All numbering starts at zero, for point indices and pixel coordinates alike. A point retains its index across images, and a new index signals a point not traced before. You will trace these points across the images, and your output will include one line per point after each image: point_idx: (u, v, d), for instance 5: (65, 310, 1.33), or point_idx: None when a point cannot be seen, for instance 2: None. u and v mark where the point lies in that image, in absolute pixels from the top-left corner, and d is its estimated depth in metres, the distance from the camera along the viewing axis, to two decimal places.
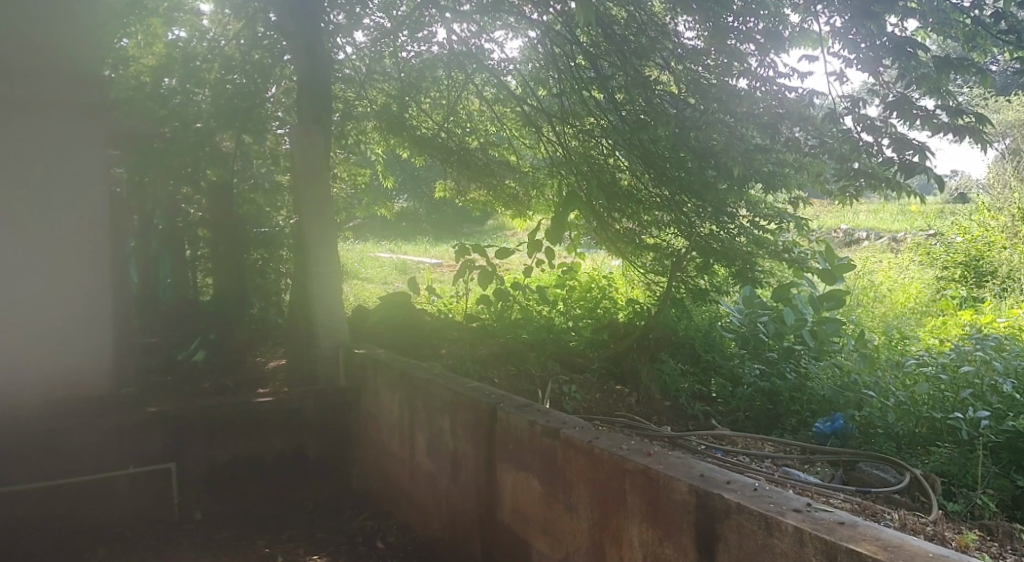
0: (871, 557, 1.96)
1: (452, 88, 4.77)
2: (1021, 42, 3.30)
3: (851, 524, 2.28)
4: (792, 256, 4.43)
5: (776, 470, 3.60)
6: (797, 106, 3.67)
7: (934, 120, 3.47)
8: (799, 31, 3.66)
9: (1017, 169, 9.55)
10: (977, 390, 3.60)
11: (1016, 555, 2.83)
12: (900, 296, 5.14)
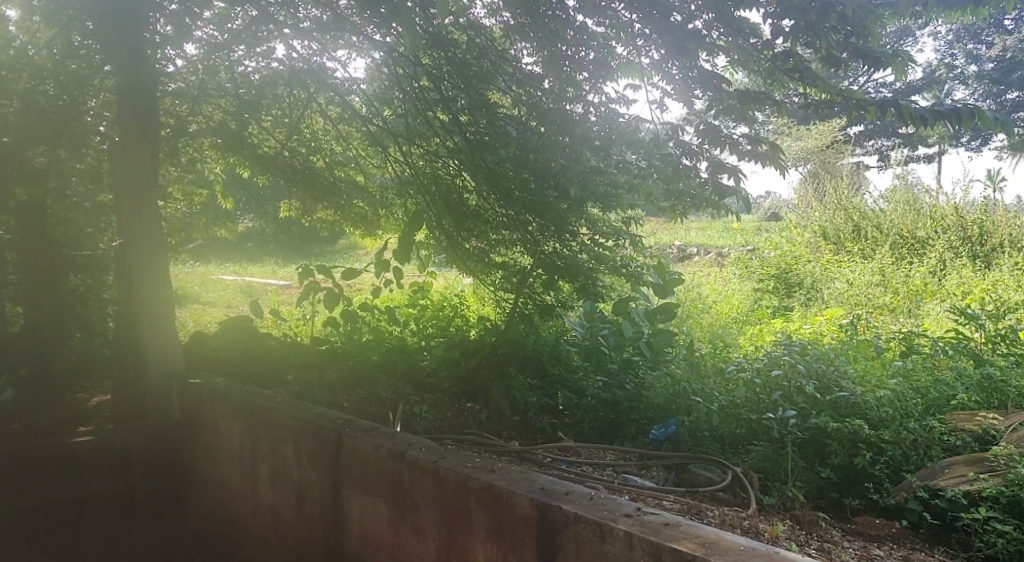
0: (692, 554, 2.15)
1: (295, 105, 4.60)
2: (805, 79, 3.73)
3: (674, 524, 2.48)
4: (628, 270, 4.67)
5: (615, 477, 3.76)
6: (628, 130, 3.93)
7: (740, 147, 3.93)
8: (625, 63, 3.98)
9: (818, 191, 10.70)
10: (786, 390, 3.93)
11: (819, 541, 3.09)
12: (723, 306, 5.56)
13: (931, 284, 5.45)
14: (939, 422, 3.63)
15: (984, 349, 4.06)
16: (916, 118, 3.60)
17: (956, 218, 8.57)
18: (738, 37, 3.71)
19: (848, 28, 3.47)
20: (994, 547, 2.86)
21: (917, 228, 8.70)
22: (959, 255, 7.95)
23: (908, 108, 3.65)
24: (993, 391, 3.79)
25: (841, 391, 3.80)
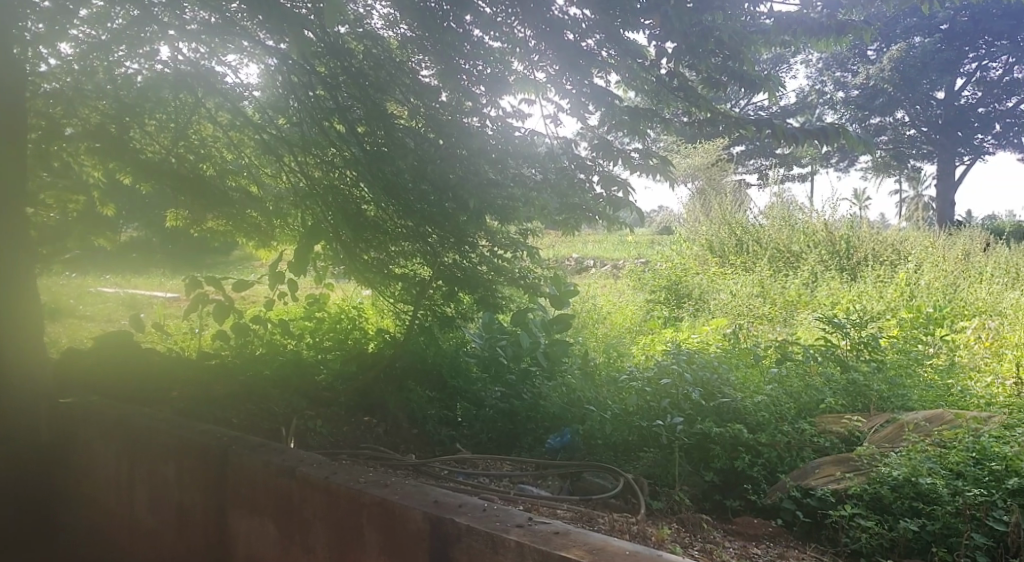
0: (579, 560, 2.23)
1: (181, 112, 4.25)
2: (687, 98, 3.99)
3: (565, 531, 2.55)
4: (527, 281, 4.77)
5: (511, 487, 3.78)
6: (524, 144, 4.05)
7: (631, 161, 4.11)
8: (523, 77, 4.02)
9: (706, 206, 11.20)
10: (674, 398, 4.06)
11: (703, 542, 3.22)
12: (615, 316, 5.69)
13: (804, 295, 5.81)
14: (811, 425, 3.87)
15: (849, 356, 4.35)
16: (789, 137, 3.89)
17: (828, 233, 9.20)
18: (627, 57, 3.85)
19: (727, 52, 3.69)
20: (858, 541, 3.07)
21: (794, 243, 9.25)
22: (830, 267, 8.50)
23: (781, 128, 3.91)
24: (856, 394, 4.08)
25: (723, 397, 3.99)
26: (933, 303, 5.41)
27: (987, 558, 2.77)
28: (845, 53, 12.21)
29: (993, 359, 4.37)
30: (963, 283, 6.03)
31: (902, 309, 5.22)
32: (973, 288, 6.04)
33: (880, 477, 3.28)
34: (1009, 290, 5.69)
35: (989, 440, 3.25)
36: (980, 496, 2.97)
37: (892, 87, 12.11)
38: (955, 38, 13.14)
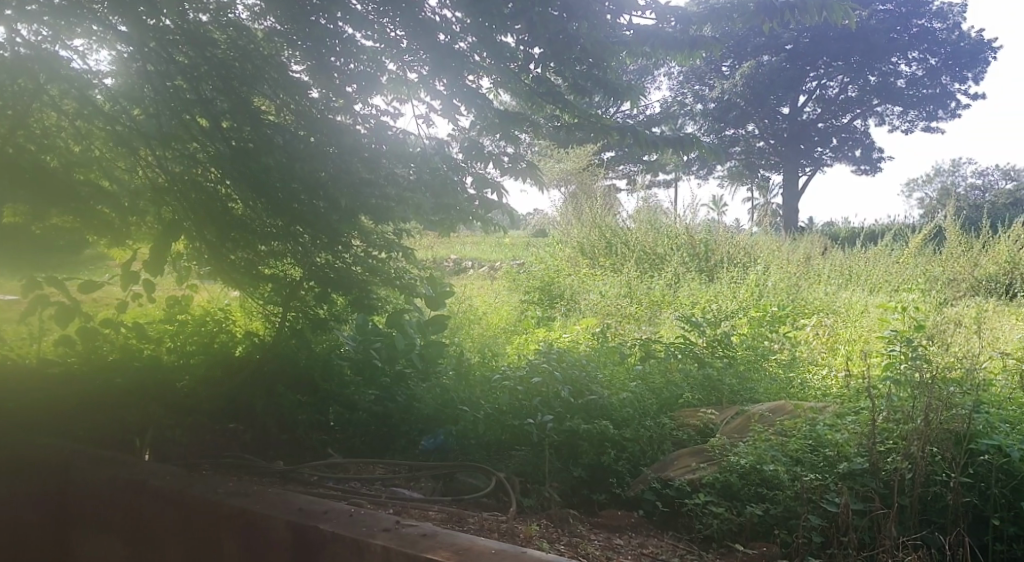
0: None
1: (18, 95, 3.56)
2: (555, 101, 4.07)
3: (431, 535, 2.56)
4: (403, 281, 4.74)
5: (385, 490, 3.73)
6: (396, 144, 4.06)
7: (503, 164, 4.30)
8: (395, 78, 4.03)
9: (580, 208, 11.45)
10: (545, 397, 4.09)
11: (570, 536, 3.31)
12: (489, 317, 5.64)
13: (667, 296, 6.08)
14: (671, 419, 4.06)
15: (705, 353, 4.57)
16: (650, 143, 4.17)
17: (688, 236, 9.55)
18: (501, 59, 3.92)
19: (591, 61, 3.88)
20: (709, 527, 3.26)
21: (659, 245, 9.54)
22: (690, 268, 8.80)
23: (643, 135, 4.17)
24: (711, 388, 4.31)
25: (592, 395, 4.03)
26: (778, 302, 5.81)
27: (820, 538, 3.02)
28: (705, 66, 12.76)
29: (828, 355, 4.74)
30: (806, 284, 6.53)
31: (751, 307, 5.50)
32: (812, 290, 6.58)
33: (731, 466, 3.48)
34: (839, 290, 6.25)
35: (823, 427, 3.49)
36: (815, 480, 3.20)
37: (741, 102, 14.40)
38: (797, 57, 13.89)
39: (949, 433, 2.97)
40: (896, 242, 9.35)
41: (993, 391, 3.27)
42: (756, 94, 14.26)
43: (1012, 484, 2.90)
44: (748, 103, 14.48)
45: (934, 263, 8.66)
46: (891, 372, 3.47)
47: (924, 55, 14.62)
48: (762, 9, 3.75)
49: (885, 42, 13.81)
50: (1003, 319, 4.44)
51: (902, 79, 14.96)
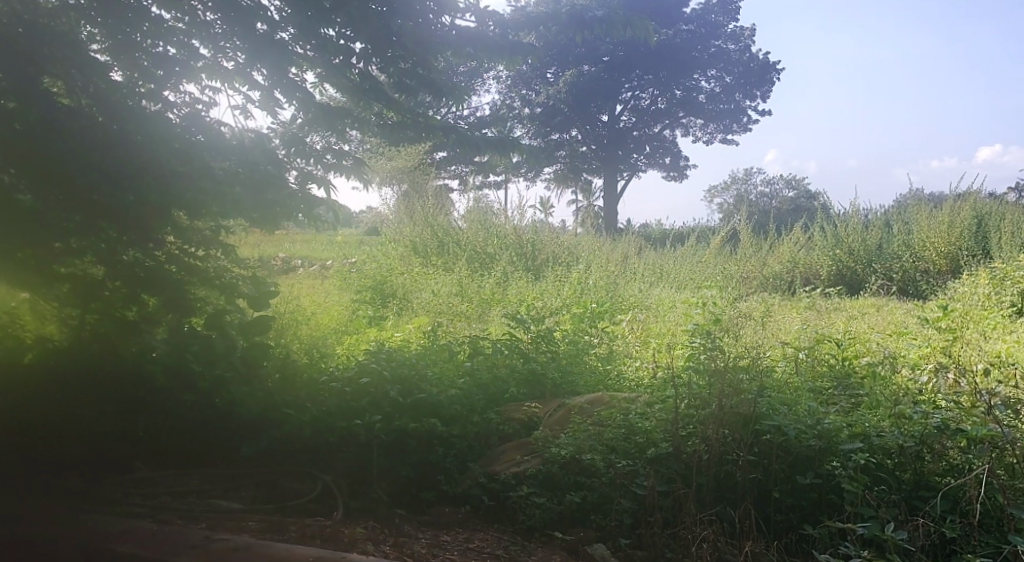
0: None
1: None
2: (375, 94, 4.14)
3: (241, 549, 2.81)
4: (223, 281, 4.05)
5: (202, 502, 3.50)
6: (213, 134, 3.80)
7: (325, 159, 4.11)
8: (211, 64, 3.77)
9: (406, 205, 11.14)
10: (372, 397, 3.75)
11: (396, 536, 3.27)
12: (327, 304, 5.12)
13: (497, 295, 6.04)
14: (497, 414, 3.96)
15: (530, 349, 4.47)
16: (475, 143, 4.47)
17: (515, 234, 9.27)
18: (325, 54, 3.94)
19: (414, 59, 4.08)
20: (532, 518, 3.35)
21: (488, 245, 9.15)
22: (518, 267, 8.53)
23: (466, 138, 4.44)
24: (536, 382, 4.25)
25: (420, 393, 3.76)
26: (598, 299, 6.00)
27: (630, 519, 3.23)
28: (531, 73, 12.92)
29: (643, 348, 4.79)
30: (622, 283, 6.88)
31: (574, 305, 5.57)
32: (627, 287, 6.94)
33: (552, 457, 3.53)
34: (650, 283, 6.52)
35: (635, 417, 3.57)
36: (626, 466, 3.36)
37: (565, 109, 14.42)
38: (618, 68, 14.51)
39: (736, 415, 3.22)
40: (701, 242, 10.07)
41: (775, 375, 3.54)
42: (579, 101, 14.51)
43: (788, 460, 3.10)
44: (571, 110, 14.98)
45: (733, 261, 9.44)
46: (692, 362, 3.63)
47: (720, 74, 16.65)
48: (573, 21, 4.19)
49: (687, 57, 15.56)
50: (786, 313, 4.85)
51: (701, 94, 16.54)
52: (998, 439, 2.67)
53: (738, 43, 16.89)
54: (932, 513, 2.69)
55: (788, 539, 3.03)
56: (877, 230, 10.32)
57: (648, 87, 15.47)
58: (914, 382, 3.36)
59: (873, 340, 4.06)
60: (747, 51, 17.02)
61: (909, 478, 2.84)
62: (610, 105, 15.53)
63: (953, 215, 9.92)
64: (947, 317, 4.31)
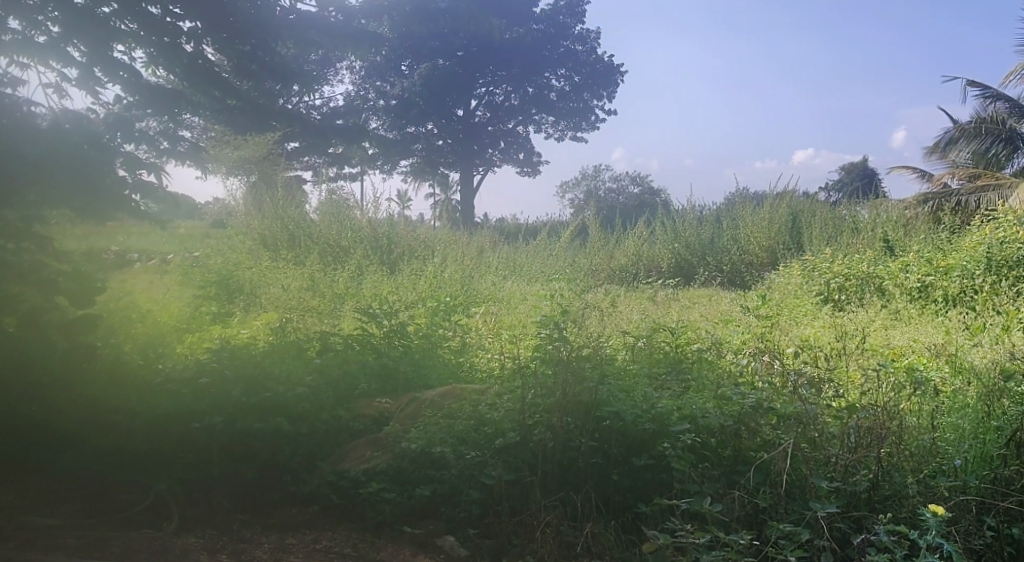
0: None
1: None
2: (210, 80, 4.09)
3: None
4: (39, 277, 3.38)
5: (11, 518, 3.15)
6: (19, 120, 3.23)
7: (158, 145, 3.68)
8: (22, 40, 3.28)
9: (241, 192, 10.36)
10: (216, 397, 3.47)
11: (235, 543, 3.11)
12: (161, 298, 4.73)
13: (349, 288, 5.83)
14: (347, 411, 3.76)
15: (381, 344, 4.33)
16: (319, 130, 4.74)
17: (369, 228, 8.08)
18: (154, 32, 3.79)
19: (253, 41, 4.19)
20: (382, 513, 3.26)
21: (344, 238, 7.85)
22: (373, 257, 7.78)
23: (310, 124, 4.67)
24: (387, 377, 4.08)
25: (267, 393, 3.51)
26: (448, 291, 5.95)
27: (479, 509, 3.24)
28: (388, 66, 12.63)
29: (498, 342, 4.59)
30: (472, 275, 6.92)
31: (427, 297, 5.48)
32: (482, 283, 6.98)
33: (402, 452, 3.45)
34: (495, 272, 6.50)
35: (483, 408, 3.56)
36: (476, 457, 3.35)
37: (421, 102, 14.85)
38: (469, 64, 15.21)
39: (579, 403, 3.33)
40: (553, 233, 10.21)
41: (616, 362, 3.67)
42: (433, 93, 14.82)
43: (625, 443, 3.25)
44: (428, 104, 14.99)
45: (582, 254, 9.80)
46: (539, 351, 3.67)
47: (569, 73, 16.81)
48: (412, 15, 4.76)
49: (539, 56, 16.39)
50: (629, 303, 5.02)
51: (553, 92, 16.82)
52: (802, 415, 2.97)
53: (586, 45, 16.97)
54: (746, 486, 2.91)
55: (625, 518, 3.17)
56: (709, 226, 11.03)
57: (500, 83, 16.21)
58: (735, 365, 3.61)
59: (701, 328, 4.33)
60: (593, 52, 17.11)
61: (729, 454, 3.06)
62: (466, 100, 15.72)
63: (771, 214, 11.03)
64: (763, 306, 4.71)
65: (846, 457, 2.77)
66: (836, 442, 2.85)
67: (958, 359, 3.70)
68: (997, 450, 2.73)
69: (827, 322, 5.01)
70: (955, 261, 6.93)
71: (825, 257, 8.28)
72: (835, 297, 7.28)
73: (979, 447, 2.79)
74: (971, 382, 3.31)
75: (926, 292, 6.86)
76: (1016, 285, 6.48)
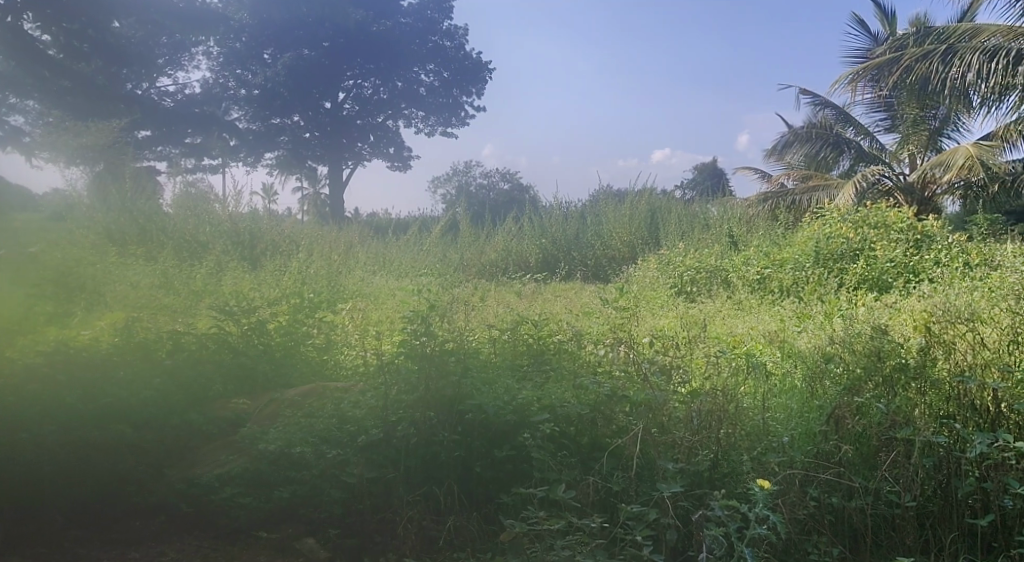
0: None
1: None
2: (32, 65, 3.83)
3: None
4: None
5: None
6: None
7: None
8: None
9: None
10: (45, 404, 3.02)
11: None
12: None
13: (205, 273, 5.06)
14: (201, 414, 3.53)
15: (239, 342, 3.93)
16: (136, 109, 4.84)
17: (229, 223, 5.95)
18: None
19: (83, 22, 4.04)
20: (237, 519, 3.10)
21: (204, 234, 5.63)
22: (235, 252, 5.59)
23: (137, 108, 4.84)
24: (245, 378, 3.84)
25: (107, 397, 3.19)
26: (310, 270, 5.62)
27: (341, 509, 3.18)
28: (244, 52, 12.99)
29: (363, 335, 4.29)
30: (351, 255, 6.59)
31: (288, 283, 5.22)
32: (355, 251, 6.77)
33: (259, 454, 3.24)
34: (359, 264, 5.92)
35: (346, 405, 3.42)
36: (337, 456, 3.24)
37: (285, 91, 14.22)
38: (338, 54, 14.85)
39: (442, 397, 3.32)
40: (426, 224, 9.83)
41: (480, 355, 3.68)
42: (299, 85, 14.34)
43: (487, 435, 3.26)
44: (293, 96, 14.37)
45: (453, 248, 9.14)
46: (404, 346, 3.53)
47: (438, 68, 16.21)
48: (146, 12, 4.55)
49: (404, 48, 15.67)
50: (496, 297, 5.04)
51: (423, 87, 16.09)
52: (651, 402, 3.14)
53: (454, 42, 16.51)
54: (601, 471, 3.03)
55: (487, 509, 3.23)
56: (574, 221, 11.28)
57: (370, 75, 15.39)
58: (595, 355, 3.73)
59: (565, 320, 4.42)
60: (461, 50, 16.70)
61: (587, 441, 3.16)
62: (333, 92, 15.06)
63: (632, 210, 11.64)
64: (620, 298, 4.88)
65: (689, 439, 2.98)
66: (682, 425, 3.05)
67: (788, 344, 4.05)
68: (820, 428, 2.97)
69: (679, 313, 5.30)
70: (789, 255, 7.76)
71: (677, 251, 8.75)
72: (688, 288, 7.70)
73: (805, 425, 3.10)
74: (798, 365, 3.72)
75: (763, 283, 7.40)
76: (839, 276, 7.24)
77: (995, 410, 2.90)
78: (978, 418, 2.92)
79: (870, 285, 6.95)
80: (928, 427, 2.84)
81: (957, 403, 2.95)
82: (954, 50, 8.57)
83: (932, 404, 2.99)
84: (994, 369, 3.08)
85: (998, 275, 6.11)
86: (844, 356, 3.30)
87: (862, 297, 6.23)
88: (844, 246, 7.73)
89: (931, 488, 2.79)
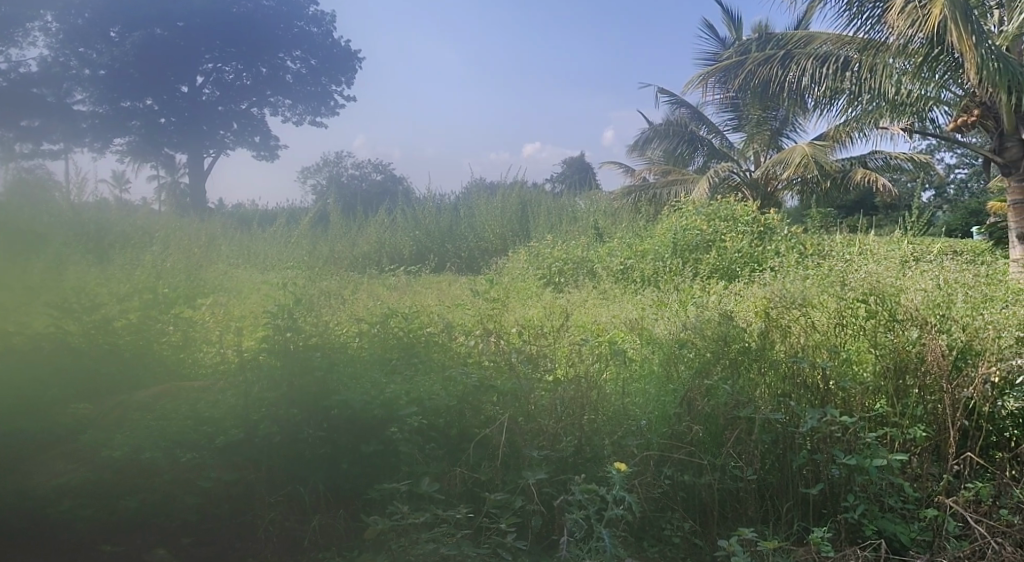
0: None
1: None
2: None
3: None
4: None
5: None
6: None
7: None
8: None
9: None
10: None
11: None
12: None
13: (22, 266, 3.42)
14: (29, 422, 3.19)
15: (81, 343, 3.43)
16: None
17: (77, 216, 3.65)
18: None
19: None
20: (77, 532, 2.89)
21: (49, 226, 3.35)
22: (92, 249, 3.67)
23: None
24: (86, 383, 3.44)
25: None
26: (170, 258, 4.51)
27: (196, 516, 3.01)
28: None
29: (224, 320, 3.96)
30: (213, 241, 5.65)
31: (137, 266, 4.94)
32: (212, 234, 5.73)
33: (102, 461, 2.92)
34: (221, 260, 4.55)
35: (201, 404, 3.13)
36: (191, 460, 3.01)
37: None
38: None
39: (304, 393, 3.17)
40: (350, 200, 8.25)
41: (348, 350, 3.48)
42: None
43: (353, 430, 3.17)
44: None
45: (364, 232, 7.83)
46: (265, 342, 3.30)
47: None
48: None
49: None
50: (367, 288, 4.91)
51: None
52: (517, 391, 3.19)
53: None
54: (468, 461, 3.11)
55: (355, 505, 3.28)
56: (453, 212, 10.82)
57: None
58: (465, 346, 3.73)
59: (435, 311, 4.37)
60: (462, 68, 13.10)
61: (455, 433, 3.14)
62: None
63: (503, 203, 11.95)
64: (490, 289, 4.91)
65: (555, 425, 3.12)
66: (546, 413, 3.16)
67: (649, 331, 4.22)
68: (675, 409, 3.11)
69: (546, 303, 5.41)
70: (649, 246, 8.13)
71: (546, 243, 8.96)
72: (556, 279, 7.87)
73: (660, 406, 3.26)
74: (654, 350, 3.88)
75: (626, 273, 7.70)
76: (694, 266, 7.68)
77: (824, 387, 3.22)
78: (809, 395, 3.23)
79: (721, 274, 7.42)
80: (767, 406, 3.11)
81: (792, 382, 3.25)
82: (790, 54, 9.37)
83: (771, 383, 3.28)
84: (822, 349, 3.47)
85: (826, 262, 6.79)
86: (695, 341, 3.49)
87: (714, 285, 6.65)
88: (698, 237, 8.21)
89: (768, 461, 3.03)
